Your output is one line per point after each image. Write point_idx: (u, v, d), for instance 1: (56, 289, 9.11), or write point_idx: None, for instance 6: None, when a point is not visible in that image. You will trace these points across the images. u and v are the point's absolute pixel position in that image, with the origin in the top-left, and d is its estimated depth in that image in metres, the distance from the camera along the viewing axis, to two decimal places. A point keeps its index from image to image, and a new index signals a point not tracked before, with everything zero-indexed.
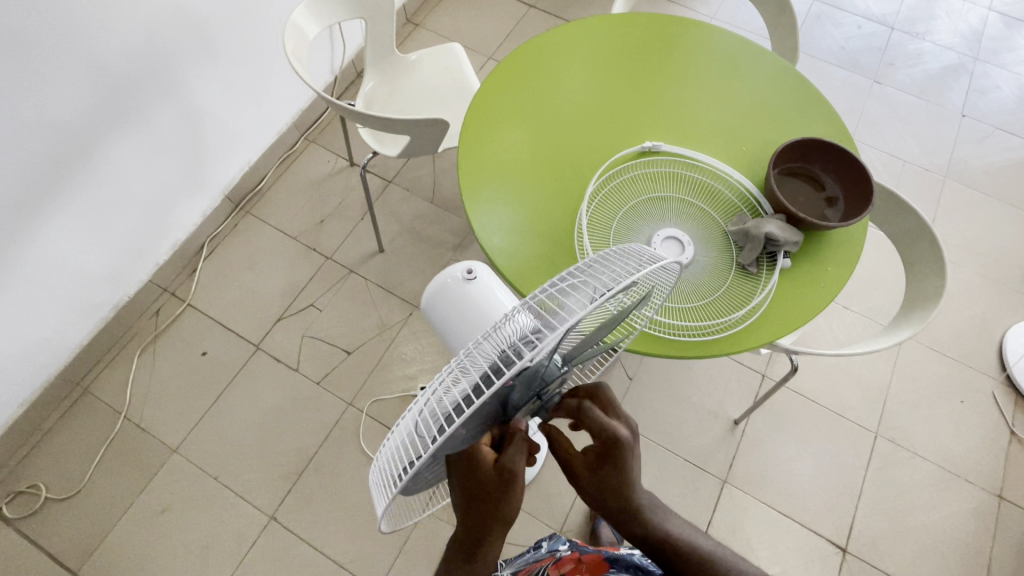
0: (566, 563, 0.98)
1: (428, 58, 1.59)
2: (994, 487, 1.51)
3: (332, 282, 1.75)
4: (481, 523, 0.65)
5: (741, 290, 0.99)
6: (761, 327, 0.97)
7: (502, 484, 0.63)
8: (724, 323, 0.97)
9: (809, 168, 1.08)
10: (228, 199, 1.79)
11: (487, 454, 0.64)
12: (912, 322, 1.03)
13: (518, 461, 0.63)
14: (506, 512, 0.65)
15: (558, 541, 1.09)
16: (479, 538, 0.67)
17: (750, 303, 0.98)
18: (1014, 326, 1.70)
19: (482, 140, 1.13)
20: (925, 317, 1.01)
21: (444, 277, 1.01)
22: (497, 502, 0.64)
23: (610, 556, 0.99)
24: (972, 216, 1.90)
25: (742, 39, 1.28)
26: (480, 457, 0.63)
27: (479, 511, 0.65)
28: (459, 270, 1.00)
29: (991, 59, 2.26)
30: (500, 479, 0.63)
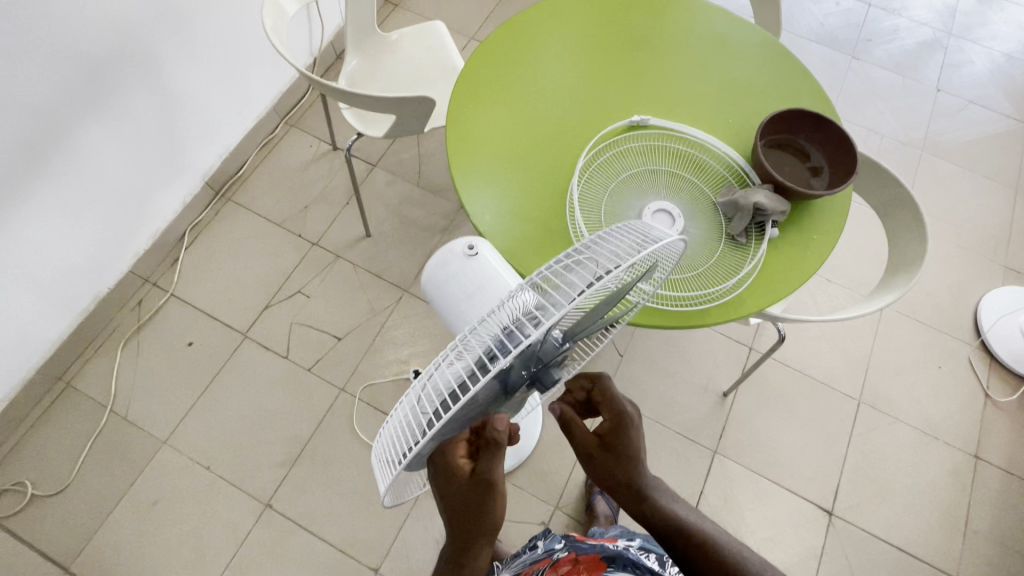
0: (563, 566, 0.99)
1: (409, 38, 1.56)
2: (970, 448, 1.57)
3: (319, 268, 1.72)
4: (474, 517, 0.68)
5: (732, 260, 1.01)
6: (745, 303, 0.99)
7: (479, 488, 0.65)
8: (712, 295, 0.98)
9: (794, 139, 1.10)
10: (208, 186, 1.75)
11: (463, 466, 0.63)
12: (894, 286, 1.05)
13: (497, 470, 0.64)
14: (493, 510, 0.68)
15: (554, 540, 1.09)
16: (475, 530, 0.70)
17: (738, 274, 1.00)
18: (987, 294, 1.75)
19: (470, 116, 1.12)
20: (908, 280, 1.03)
21: (445, 252, 0.99)
22: (481, 505, 0.67)
23: (608, 554, 0.96)
24: (947, 188, 1.95)
25: (726, 12, 1.28)
26: (456, 465, 0.63)
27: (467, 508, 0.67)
28: (459, 246, 0.98)
29: (965, 34, 2.30)
30: (478, 485, 0.64)
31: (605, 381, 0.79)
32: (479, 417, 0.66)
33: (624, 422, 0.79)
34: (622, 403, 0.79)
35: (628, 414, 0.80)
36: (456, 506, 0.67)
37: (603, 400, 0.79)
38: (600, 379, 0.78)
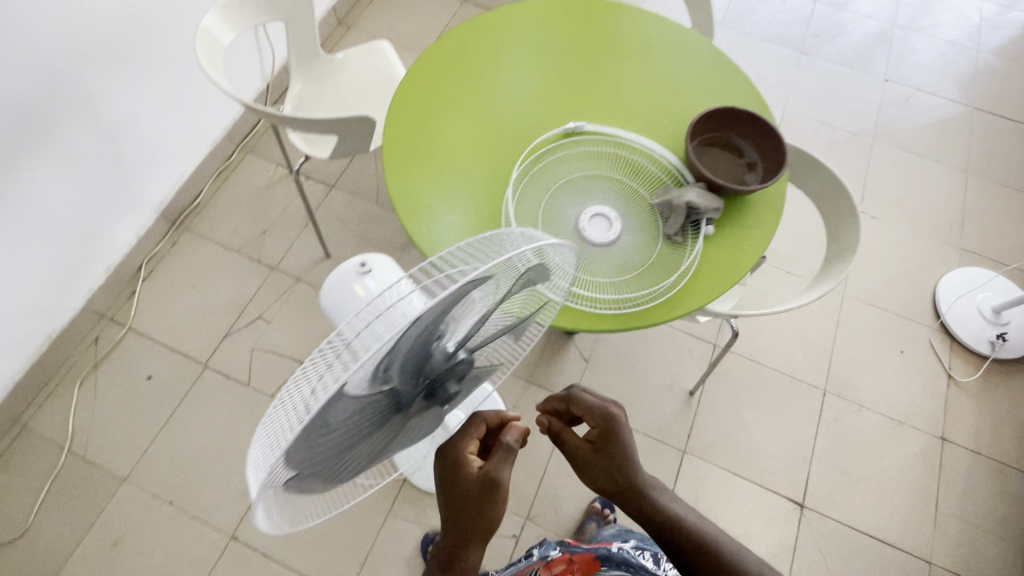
0: (557, 564, 1.04)
1: (354, 58, 1.57)
2: (936, 430, 1.58)
3: (279, 293, 1.71)
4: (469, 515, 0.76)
5: (669, 259, 1.01)
6: (684, 300, 0.99)
7: (484, 491, 0.76)
8: (650, 295, 0.99)
9: (726, 136, 1.11)
10: (163, 216, 1.74)
11: (472, 466, 0.79)
12: (831, 275, 1.06)
13: (498, 471, 0.76)
14: (490, 513, 0.76)
15: (548, 546, 1.14)
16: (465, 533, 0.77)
17: (676, 273, 1.00)
18: (944, 276, 1.78)
19: (407, 134, 1.13)
20: (844, 268, 1.04)
21: (339, 274, 1.02)
22: (480, 505, 0.76)
23: (601, 555, 1.03)
24: (900, 175, 1.98)
25: (661, 17, 1.31)
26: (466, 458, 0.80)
27: (465, 506, 0.77)
28: (353, 265, 1.02)
29: (909, 24, 2.36)
30: (482, 483, 0.76)
31: (577, 394, 0.88)
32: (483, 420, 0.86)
33: (608, 424, 0.86)
34: (604, 406, 0.86)
35: (613, 414, 0.86)
36: (458, 503, 0.77)
37: (582, 407, 0.87)
38: (574, 389, 0.88)
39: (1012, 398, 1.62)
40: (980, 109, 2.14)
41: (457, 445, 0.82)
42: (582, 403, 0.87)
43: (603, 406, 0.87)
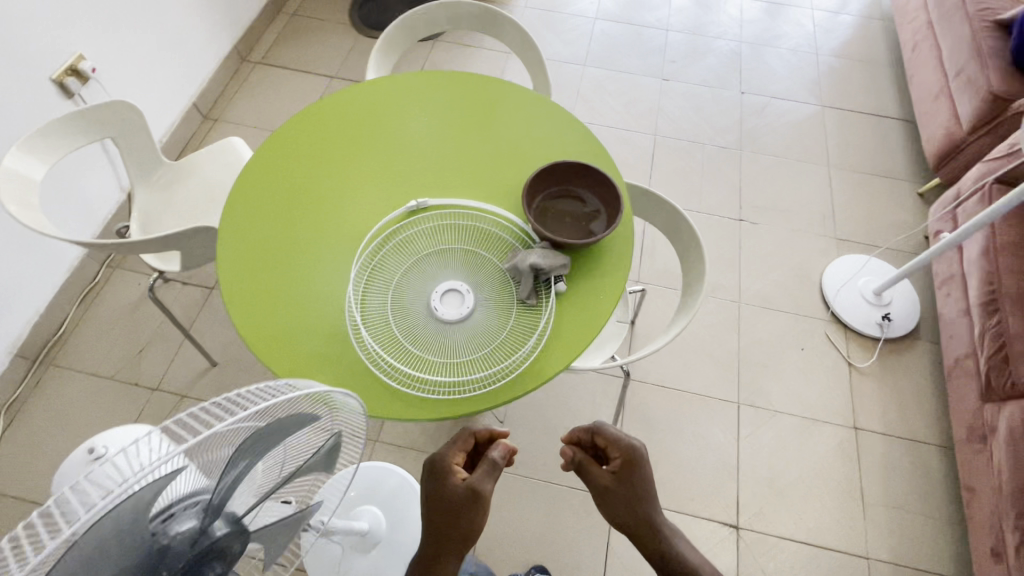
0: None
1: (204, 160, 1.52)
2: (848, 420, 1.61)
3: (163, 415, 1.57)
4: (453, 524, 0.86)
5: (524, 326, 0.99)
6: (544, 368, 0.97)
7: (468, 499, 0.87)
8: (509, 369, 0.96)
9: (569, 188, 1.11)
10: (20, 356, 1.58)
11: (457, 480, 0.89)
12: (686, 310, 1.07)
13: (485, 484, 0.88)
14: (470, 524, 0.87)
15: None
16: (445, 538, 0.87)
17: (533, 339, 0.98)
18: (827, 268, 1.86)
19: (243, 238, 1.07)
20: (697, 302, 1.06)
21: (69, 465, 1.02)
22: (465, 515, 0.87)
23: None
24: (771, 178, 2.09)
25: (496, 80, 1.33)
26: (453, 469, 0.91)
27: (450, 515, 0.87)
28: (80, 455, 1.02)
29: (754, 39, 2.55)
30: (469, 494, 0.87)
31: (601, 426, 0.99)
32: (477, 432, 0.98)
33: (632, 455, 0.95)
34: (630, 439, 0.97)
35: (636, 449, 0.95)
36: (444, 512, 0.87)
37: (606, 438, 0.98)
38: (598, 423, 1.00)
39: (909, 374, 1.69)
40: (829, 106, 2.31)
41: (445, 455, 0.93)
42: (608, 434, 0.98)
43: (621, 440, 0.97)
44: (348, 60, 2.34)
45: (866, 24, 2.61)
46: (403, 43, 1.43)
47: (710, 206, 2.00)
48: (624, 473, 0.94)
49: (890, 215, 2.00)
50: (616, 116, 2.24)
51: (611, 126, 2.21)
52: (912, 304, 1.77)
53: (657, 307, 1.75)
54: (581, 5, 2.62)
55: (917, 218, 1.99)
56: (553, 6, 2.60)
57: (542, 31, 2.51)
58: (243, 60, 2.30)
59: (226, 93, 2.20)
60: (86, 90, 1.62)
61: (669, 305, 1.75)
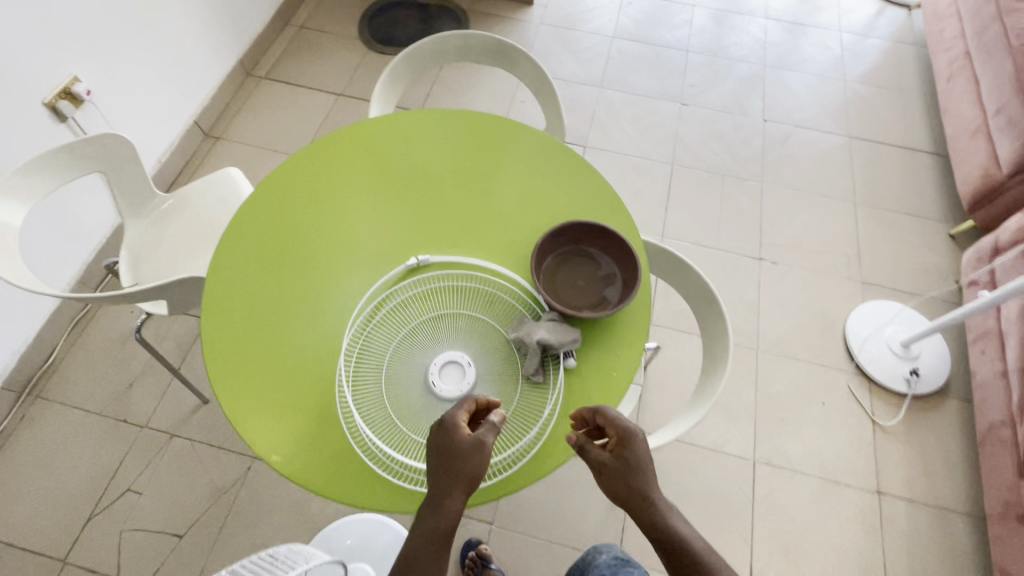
0: None
1: (199, 192, 1.44)
2: (871, 484, 1.52)
3: (151, 455, 1.51)
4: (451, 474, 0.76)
5: (528, 410, 0.91)
6: (545, 460, 0.89)
7: (474, 447, 0.77)
8: (507, 459, 0.89)
9: (582, 249, 1.03)
10: (6, 389, 1.52)
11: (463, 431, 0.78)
12: (704, 396, 0.99)
13: (488, 438, 0.77)
14: (476, 472, 0.77)
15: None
16: (446, 487, 0.76)
17: (537, 425, 0.90)
18: (851, 314, 1.76)
19: (231, 298, 1.00)
20: (717, 387, 0.98)
21: None
22: (466, 467, 0.76)
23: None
24: (793, 214, 1.99)
25: (507, 121, 1.24)
26: (456, 425, 0.78)
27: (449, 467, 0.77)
28: None
29: (778, 62, 2.44)
30: (472, 447, 0.77)
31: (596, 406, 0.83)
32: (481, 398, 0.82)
33: (628, 435, 0.79)
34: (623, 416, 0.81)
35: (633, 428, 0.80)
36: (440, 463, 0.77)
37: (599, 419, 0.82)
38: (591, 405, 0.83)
39: (936, 434, 1.59)
40: (857, 137, 2.21)
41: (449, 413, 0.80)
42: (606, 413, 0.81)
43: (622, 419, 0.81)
44: (355, 77, 2.26)
45: (896, 49, 2.50)
46: (411, 75, 1.34)
47: (728, 243, 1.91)
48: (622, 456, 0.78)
49: (919, 257, 1.90)
50: (632, 143, 2.14)
51: (626, 154, 2.12)
52: (940, 358, 1.67)
53: (670, 354, 1.66)
54: (598, 23, 2.52)
55: (947, 261, 1.89)
56: (568, 22, 2.51)
57: (557, 49, 2.42)
58: (247, 74, 2.23)
59: (229, 109, 2.14)
60: (80, 113, 1.55)
61: (684, 352, 1.66)
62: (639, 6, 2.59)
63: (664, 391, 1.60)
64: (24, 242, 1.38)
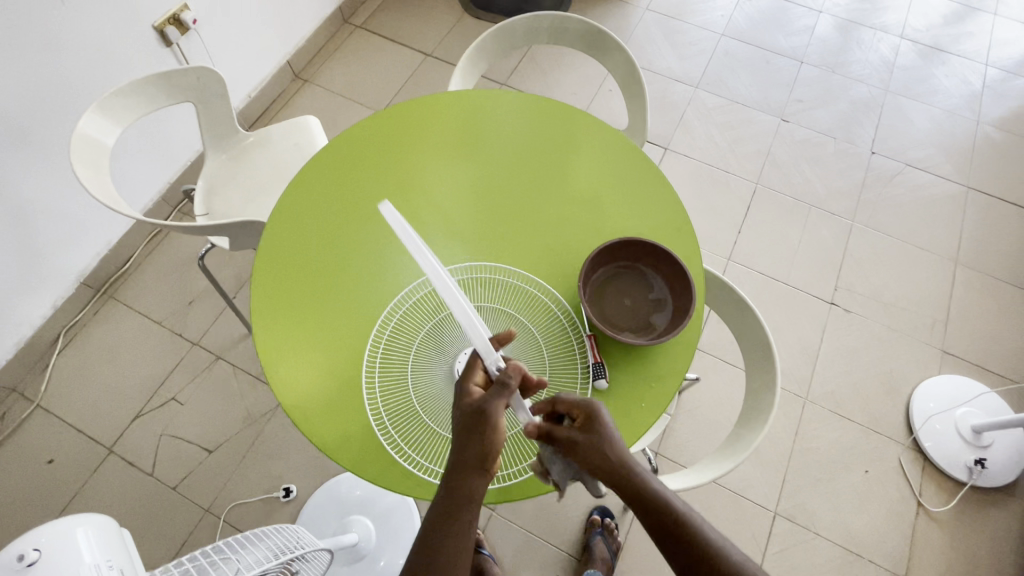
0: None
1: (278, 135, 1.49)
2: (899, 568, 1.41)
3: (196, 371, 1.62)
4: (468, 447, 0.73)
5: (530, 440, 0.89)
6: None
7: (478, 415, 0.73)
8: (512, 471, 0.88)
9: (637, 267, 0.98)
10: (86, 285, 1.65)
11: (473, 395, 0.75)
12: (732, 453, 0.94)
13: (497, 403, 0.73)
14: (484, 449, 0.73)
15: None
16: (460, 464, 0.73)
17: None
18: (921, 384, 1.61)
19: (282, 246, 1.02)
20: (751, 445, 0.92)
21: None
22: (479, 441, 0.73)
23: None
24: (880, 263, 1.81)
25: (587, 117, 1.18)
26: (467, 395, 0.76)
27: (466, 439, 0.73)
28: None
29: (904, 90, 2.19)
30: (480, 417, 0.73)
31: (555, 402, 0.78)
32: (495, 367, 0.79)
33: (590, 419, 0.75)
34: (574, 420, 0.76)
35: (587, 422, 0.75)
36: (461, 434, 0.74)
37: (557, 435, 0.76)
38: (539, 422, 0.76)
39: (987, 534, 1.45)
40: (976, 188, 1.97)
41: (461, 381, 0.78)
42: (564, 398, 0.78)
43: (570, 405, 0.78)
44: (447, 40, 2.24)
45: None
46: (494, 54, 1.30)
47: (799, 280, 1.77)
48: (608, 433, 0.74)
49: (1017, 338, 1.70)
50: (717, 153, 2.01)
51: (709, 164, 1.99)
52: (1014, 453, 1.51)
53: (711, 384, 1.57)
54: (708, 16, 2.35)
55: None
56: (677, 12, 2.35)
57: (658, 39, 2.28)
58: (344, 22, 2.26)
59: (321, 54, 2.17)
60: (185, 40, 1.63)
61: (725, 384, 1.57)
62: (758, 5, 2.39)
63: (695, 421, 1.53)
64: (117, 148, 1.48)
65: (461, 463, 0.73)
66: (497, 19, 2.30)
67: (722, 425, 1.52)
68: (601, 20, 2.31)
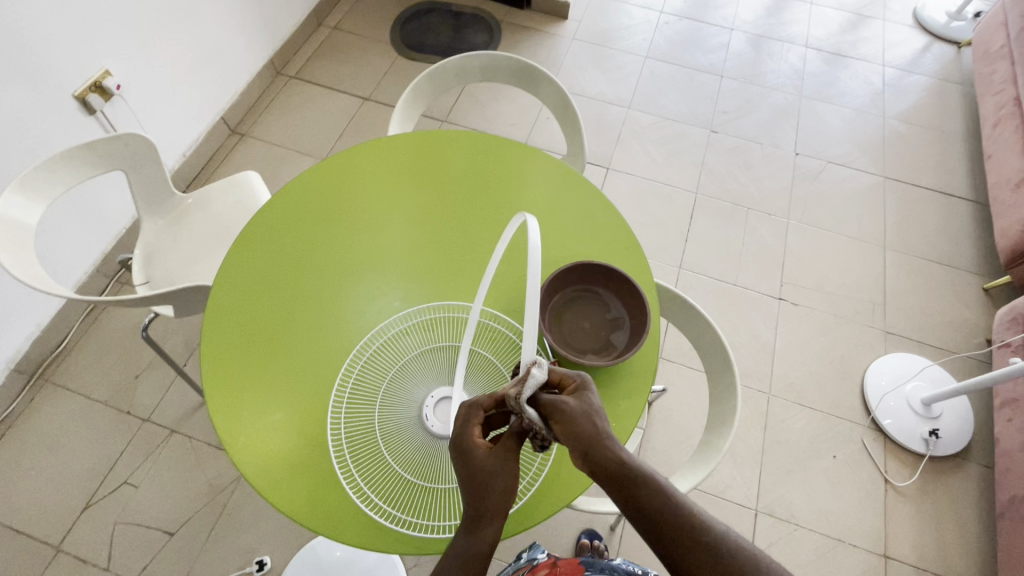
0: (541, 568, 0.94)
1: (217, 193, 1.46)
2: (879, 546, 1.46)
3: (149, 449, 1.52)
4: (487, 496, 0.68)
5: None
6: (535, 510, 0.87)
7: (498, 464, 0.68)
8: None
9: (592, 289, 1.00)
10: (17, 372, 1.54)
11: (483, 447, 0.70)
12: (705, 460, 0.96)
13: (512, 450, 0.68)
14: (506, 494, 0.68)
15: (537, 550, 1.05)
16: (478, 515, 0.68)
17: (521, 485, 0.88)
18: (871, 365, 1.70)
19: (231, 306, 0.99)
20: (722, 449, 0.95)
21: None
22: (498, 485, 0.68)
23: (587, 561, 0.94)
24: (819, 255, 1.92)
25: (526, 148, 1.21)
26: (473, 445, 0.70)
27: (482, 489, 0.68)
28: None
29: (816, 94, 2.36)
30: (495, 467, 0.68)
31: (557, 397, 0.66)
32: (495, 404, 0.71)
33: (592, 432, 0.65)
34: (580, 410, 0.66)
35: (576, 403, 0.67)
36: (473, 486, 0.68)
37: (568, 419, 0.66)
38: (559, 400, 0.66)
39: (952, 501, 1.53)
40: (892, 177, 2.13)
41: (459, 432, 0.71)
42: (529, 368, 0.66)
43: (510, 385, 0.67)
44: (383, 82, 2.26)
45: (942, 87, 2.41)
46: (431, 95, 1.33)
47: (748, 280, 1.85)
48: (557, 407, 0.65)
49: (949, 311, 1.83)
50: (656, 168, 2.10)
51: (649, 178, 2.07)
52: (962, 421, 1.61)
53: (679, 391, 1.61)
54: (631, 41, 2.48)
55: (979, 318, 1.82)
56: (601, 40, 2.47)
57: (587, 66, 2.38)
58: (277, 73, 2.25)
59: (257, 108, 2.15)
60: (109, 107, 1.59)
61: (692, 390, 1.61)
62: (675, 28, 2.54)
63: (669, 429, 1.55)
64: (42, 227, 1.40)
65: (481, 513, 0.67)
66: (431, 59, 2.35)
67: (694, 431, 1.55)
68: (531, 52, 2.40)
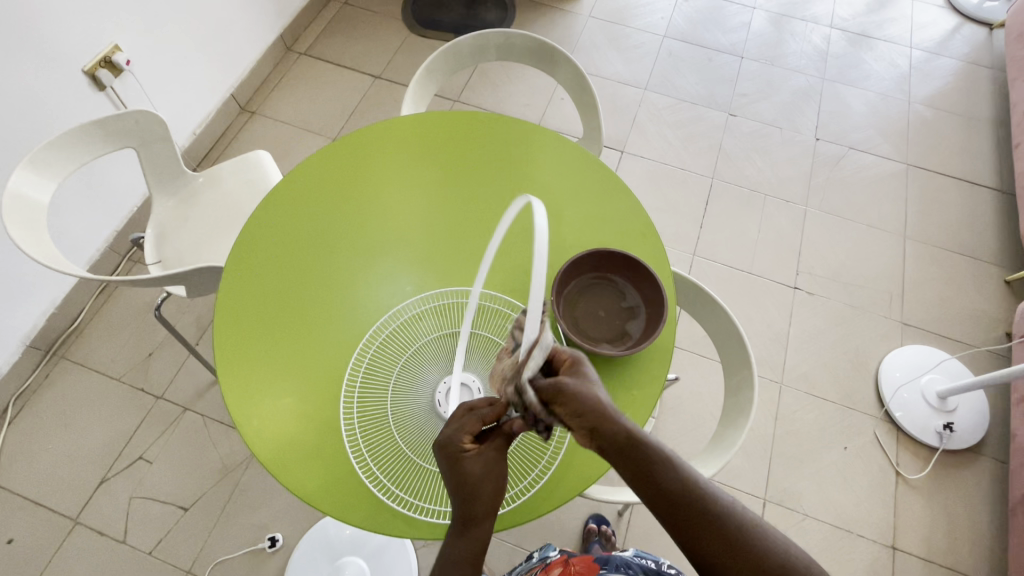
0: (555, 567, 0.94)
1: (227, 172, 1.44)
2: (887, 538, 1.46)
3: (163, 426, 1.54)
4: (475, 502, 0.69)
5: (517, 465, 0.88)
6: (546, 500, 0.87)
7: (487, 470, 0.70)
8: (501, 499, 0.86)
9: (608, 277, 0.98)
10: (33, 348, 1.55)
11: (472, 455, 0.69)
12: (720, 451, 0.95)
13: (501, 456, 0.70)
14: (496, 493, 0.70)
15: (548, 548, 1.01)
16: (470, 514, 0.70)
17: (533, 475, 0.88)
18: (886, 357, 1.68)
19: (244, 288, 0.98)
20: (736, 441, 0.94)
21: None
22: (487, 491, 0.70)
23: (602, 558, 0.95)
24: (836, 244, 1.88)
25: (542, 130, 1.18)
26: (461, 452, 0.69)
27: (470, 496, 0.70)
28: None
29: (839, 77, 2.29)
30: (483, 471, 0.70)
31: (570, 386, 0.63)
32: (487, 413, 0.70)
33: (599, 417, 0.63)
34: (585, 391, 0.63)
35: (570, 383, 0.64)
36: (461, 495, 0.70)
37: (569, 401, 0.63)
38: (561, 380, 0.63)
39: (963, 495, 1.52)
40: (916, 164, 2.07)
41: (445, 438, 0.70)
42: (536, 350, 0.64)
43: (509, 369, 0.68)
44: (394, 60, 2.22)
45: (971, 71, 2.32)
46: (444, 74, 1.29)
47: (763, 268, 1.82)
48: (562, 388, 0.62)
49: (969, 303, 1.79)
50: (672, 152, 2.05)
51: (665, 162, 2.03)
52: (977, 415, 1.59)
53: (691, 380, 1.60)
54: (649, 19, 2.40)
55: (999, 310, 1.79)
56: (618, 18, 2.40)
57: (603, 45, 2.32)
58: (287, 50, 2.21)
59: (267, 84, 2.12)
60: (118, 82, 1.56)
61: (703, 378, 1.60)
62: (695, 5, 2.46)
63: (679, 417, 1.55)
64: (54, 206, 1.41)
65: (472, 516, 0.70)
66: (443, 36, 2.29)
67: (705, 420, 1.54)
68: (545, 30, 2.34)
